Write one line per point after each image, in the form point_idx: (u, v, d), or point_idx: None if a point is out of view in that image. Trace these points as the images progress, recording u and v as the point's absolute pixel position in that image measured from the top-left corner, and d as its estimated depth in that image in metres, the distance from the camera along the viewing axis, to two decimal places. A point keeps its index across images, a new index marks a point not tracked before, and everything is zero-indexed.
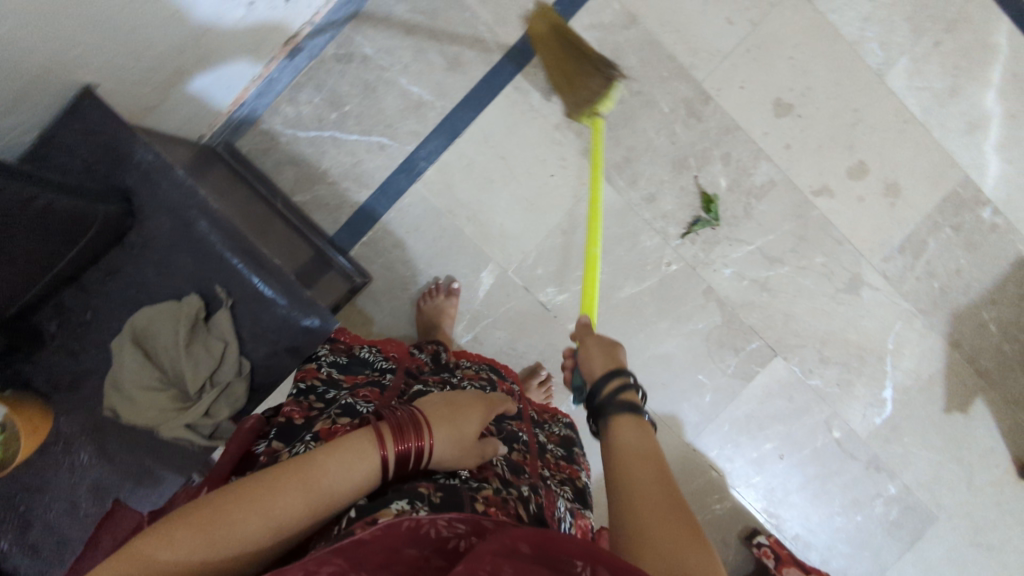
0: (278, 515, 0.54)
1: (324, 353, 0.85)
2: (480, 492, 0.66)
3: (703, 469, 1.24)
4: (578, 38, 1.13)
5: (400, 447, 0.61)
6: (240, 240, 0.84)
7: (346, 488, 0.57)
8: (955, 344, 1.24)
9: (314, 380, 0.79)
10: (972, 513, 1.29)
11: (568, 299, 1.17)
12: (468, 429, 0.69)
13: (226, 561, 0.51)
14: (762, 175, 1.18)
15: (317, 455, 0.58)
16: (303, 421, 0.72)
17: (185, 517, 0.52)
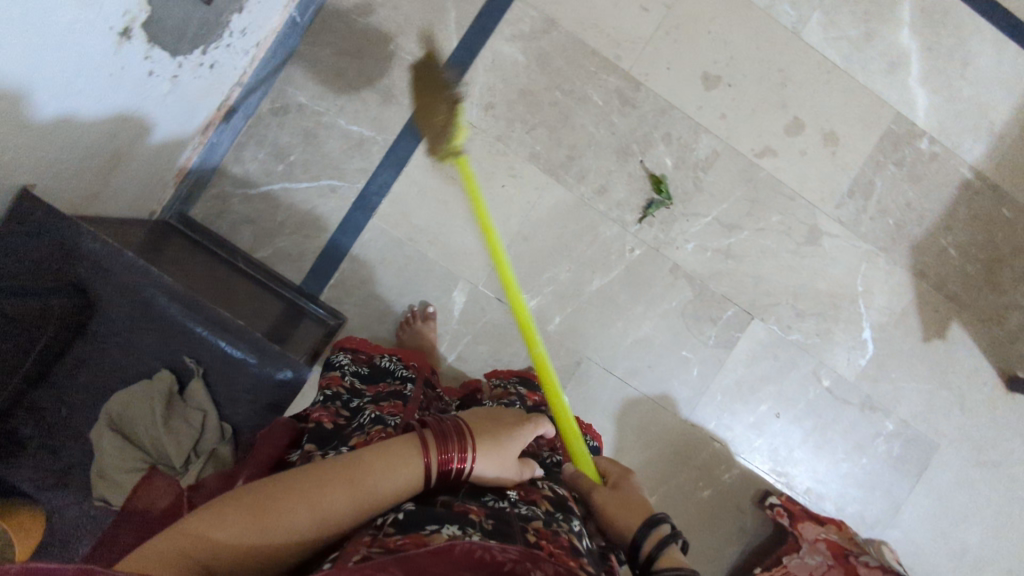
0: (324, 508, 0.57)
1: (347, 364, 0.97)
2: (531, 522, 0.65)
3: (706, 442, 1.26)
4: (503, 49, 1.15)
5: (443, 457, 0.64)
6: (201, 309, 0.85)
7: (389, 492, 0.61)
8: (921, 274, 1.27)
9: (340, 389, 0.91)
10: (970, 433, 1.32)
11: (541, 303, 1.20)
12: (509, 446, 0.72)
13: (272, 547, 0.54)
14: (705, 148, 1.21)
15: (367, 457, 0.62)
16: (331, 426, 0.82)
17: (239, 502, 0.55)
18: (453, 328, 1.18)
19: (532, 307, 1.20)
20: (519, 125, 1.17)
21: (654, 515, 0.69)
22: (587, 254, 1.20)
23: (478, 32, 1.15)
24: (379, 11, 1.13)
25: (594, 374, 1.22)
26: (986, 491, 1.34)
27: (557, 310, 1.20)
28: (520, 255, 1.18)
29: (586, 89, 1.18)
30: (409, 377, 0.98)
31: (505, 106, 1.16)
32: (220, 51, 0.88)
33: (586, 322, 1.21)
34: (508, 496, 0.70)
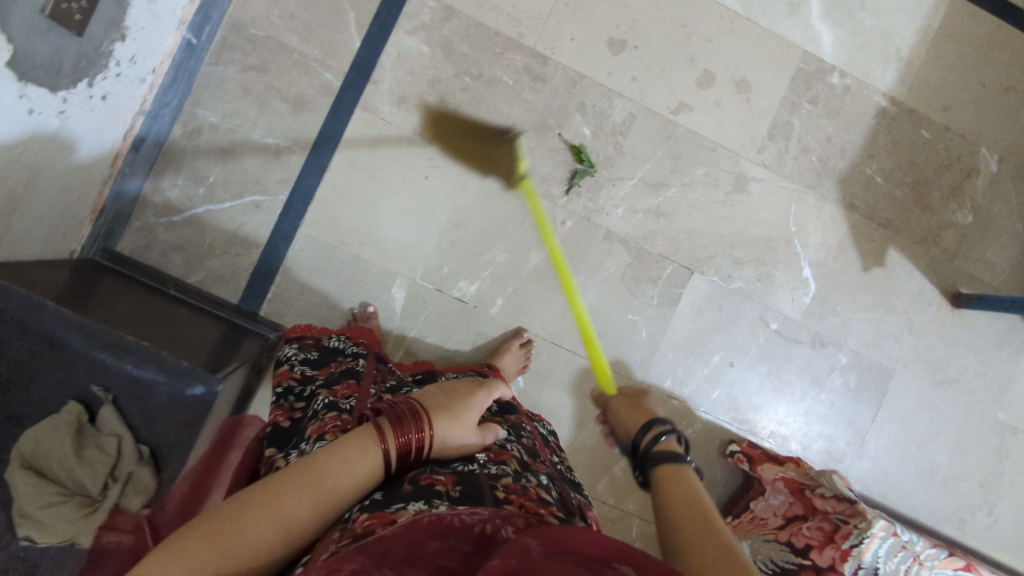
0: (287, 518, 0.56)
1: (295, 352, 1.01)
2: (496, 484, 0.70)
3: (664, 400, 1.27)
4: (406, 42, 1.16)
5: (401, 440, 0.65)
6: (99, 333, 0.72)
7: (348, 488, 0.61)
8: (851, 206, 1.30)
9: (292, 382, 0.95)
10: (924, 354, 1.34)
11: (480, 288, 1.21)
12: (465, 420, 0.74)
13: (238, 567, 0.53)
14: (620, 112, 1.22)
15: (321, 457, 0.62)
16: (288, 422, 0.86)
17: (192, 532, 0.53)
18: (398, 324, 1.20)
19: (472, 292, 1.21)
20: (434, 115, 1.18)
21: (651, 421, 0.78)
22: (519, 233, 1.21)
23: (379, 29, 1.16)
24: (277, 22, 1.13)
25: (544, 349, 1.23)
26: (947, 409, 1.36)
27: (498, 291, 1.21)
28: (453, 243, 1.20)
29: (495, 70, 1.18)
30: (360, 354, 1.01)
31: (417, 99, 1.17)
32: (109, 81, 0.88)
33: (528, 300, 1.22)
34: (472, 461, 0.74)
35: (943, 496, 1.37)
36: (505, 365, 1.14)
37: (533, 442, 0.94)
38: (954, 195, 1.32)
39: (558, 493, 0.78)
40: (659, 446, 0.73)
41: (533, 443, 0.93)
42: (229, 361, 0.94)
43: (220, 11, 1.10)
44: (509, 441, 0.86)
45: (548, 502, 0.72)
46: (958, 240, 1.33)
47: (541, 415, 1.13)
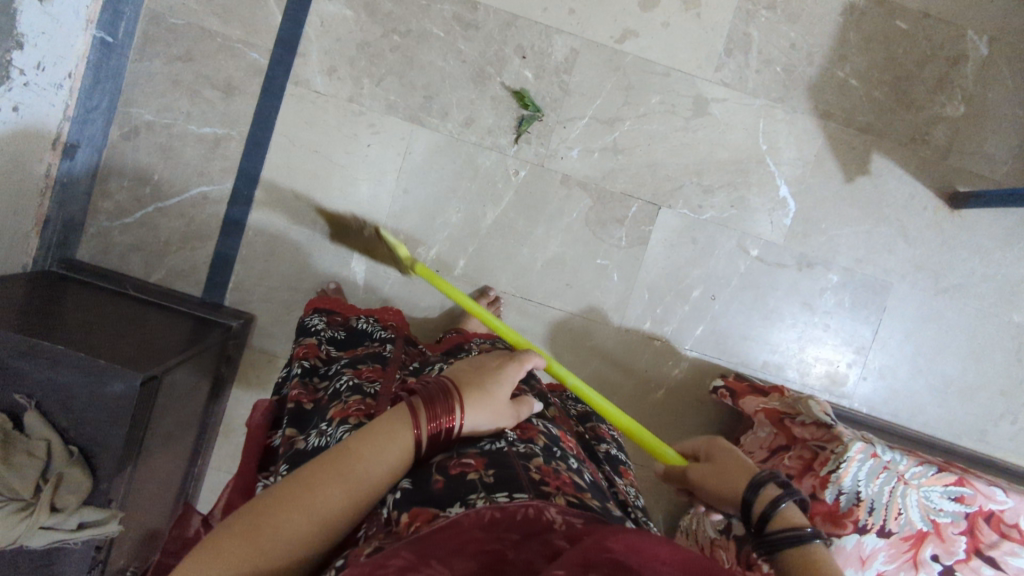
0: (321, 511, 0.51)
1: (324, 329, 1.00)
2: (532, 461, 0.63)
3: (645, 342, 1.23)
4: (328, 9, 1.12)
5: (433, 426, 0.59)
6: (20, 343, 0.75)
7: (381, 477, 0.56)
8: (826, 114, 1.21)
9: (317, 359, 0.93)
10: (925, 262, 1.25)
11: (441, 252, 1.18)
12: (499, 394, 0.66)
13: (275, 567, 0.49)
14: (562, 49, 1.16)
15: (351, 442, 0.56)
16: (311, 403, 0.83)
17: (224, 534, 0.49)
18: (362, 297, 1.18)
19: (432, 258, 1.19)
20: (368, 79, 1.14)
21: (756, 475, 0.61)
22: (473, 189, 1.17)
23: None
24: (195, 7, 1.10)
25: (514, 304, 1.20)
26: (957, 318, 1.26)
27: (459, 252, 1.18)
28: (406, 209, 1.17)
29: (423, 24, 1.14)
30: (387, 338, 0.99)
31: (349, 66, 1.14)
32: (18, 91, 0.90)
33: (490, 256, 1.19)
34: (504, 437, 0.66)
35: (963, 410, 1.28)
36: (473, 325, 1.12)
37: (560, 413, 0.89)
38: (940, 85, 1.21)
39: (593, 474, 0.71)
40: (776, 521, 0.57)
41: (561, 415, 0.88)
42: (190, 357, 0.94)
43: (136, 5, 1.08)
44: (538, 418, 0.77)
45: (583, 489, 0.63)
46: (950, 136, 1.23)
47: (565, 384, 1.08)
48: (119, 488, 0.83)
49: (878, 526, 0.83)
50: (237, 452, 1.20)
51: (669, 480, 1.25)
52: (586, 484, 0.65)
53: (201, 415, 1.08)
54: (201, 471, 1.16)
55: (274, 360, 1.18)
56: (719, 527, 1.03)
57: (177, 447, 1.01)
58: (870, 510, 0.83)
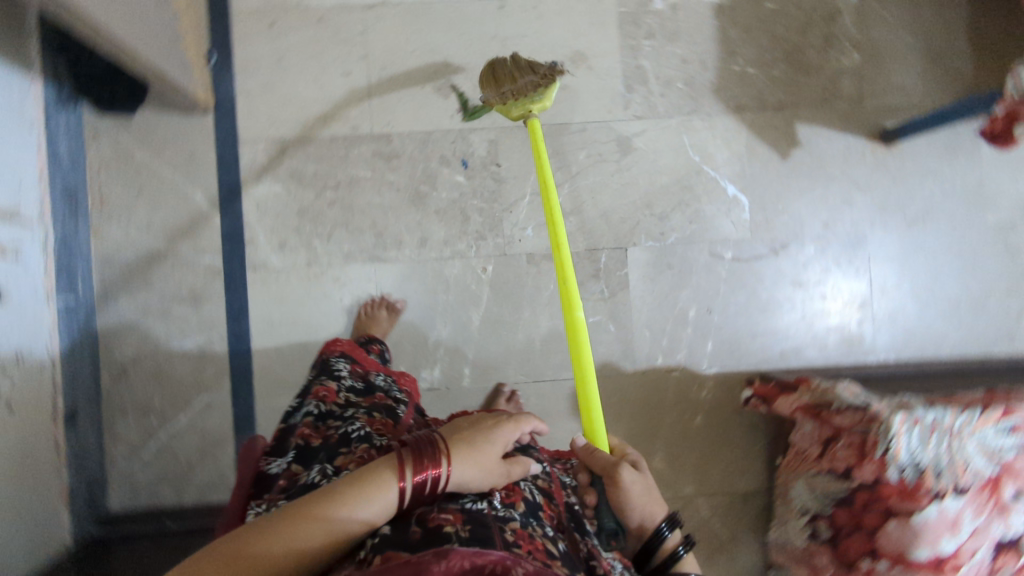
0: (302, 544, 0.56)
1: (344, 375, 0.93)
2: (507, 525, 0.63)
3: (664, 376, 1.23)
4: (259, 192, 1.17)
5: (417, 479, 0.60)
6: None
7: (361, 522, 0.58)
8: (740, 107, 1.26)
9: (334, 403, 0.86)
10: (885, 201, 1.28)
11: (444, 369, 1.20)
12: (487, 448, 0.67)
13: None
14: (481, 144, 1.21)
15: (342, 485, 0.60)
16: (319, 441, 0.78)
17: (214, 550, 0.54)
18: None
19: (437, 378, 1.20)
20: (317, 239, 1.18)
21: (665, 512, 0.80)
22: (451, 300, 1.20)
23: (229, 193, 1.17)
24: (139, 238, 1.15)
25: (530, 390, 1.21)
26: (939, 241, 1.29)
27: (461, 361, 1.20)
28: (397, 343, 1.19)
29: (349, 172, 1.19)
30: (400, 399, 0.92)
31: (295, 235, 1.18)
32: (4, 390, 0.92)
33: (491, 354, 1.21)
34: (489, 496, 0.66)
35: (982, 321, 1.29)
36: None
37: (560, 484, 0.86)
38: (829, 43, 1.28)
39: (570, 546, 0.70)
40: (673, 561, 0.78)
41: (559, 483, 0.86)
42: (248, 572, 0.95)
43: (86, 258, 1.13)
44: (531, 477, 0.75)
45: (557, 559, 0.63)
46: (857, 83, 1.28)
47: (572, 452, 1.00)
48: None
49: (951, 487, 0.83)
50: None
51: (742, 498, 1.22)
52: (561, 556, 0.64)
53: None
54: None
55: None
56: (807, 534, 1.01)
57: None
58: (936, 475, 0.83)
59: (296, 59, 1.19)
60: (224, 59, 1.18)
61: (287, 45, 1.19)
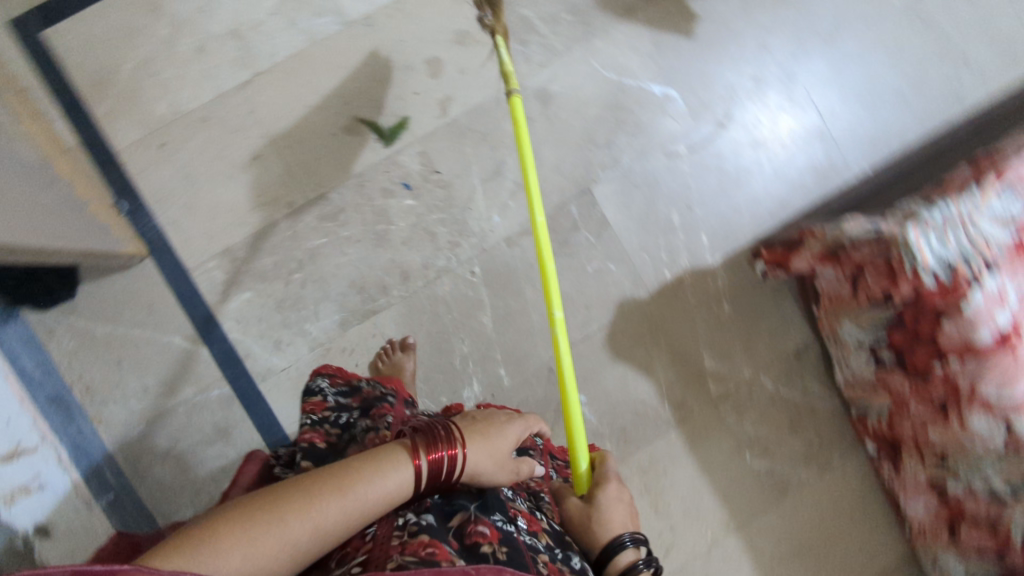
0: (323, 518, 0.56)
1: (325, 386, 0.88)
2: (537, 557, 0.66)
3: (678, 284, 1.23)
4: (230, 306, 1.14)
5: (434, 459, 0.63)
6: None
7: (379, 499, 0.60)
8: (628, 12, 1.27)
9: (326, 411, 0.82)
10: (795, 31, 1.29)
11: (482, 382, 1.16)
12: (501, 444, 0.71)
13: (276, 560, 0.53)
14: (412, 159, 1.18)
15: (356, 465, 0.61)
16: (326, 449, 0.76)
17: (230, 516, 0.54)
18: None
19: (480, 392, 1.16)
20: (308, 321, 1.14)
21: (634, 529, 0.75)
22: (456, 316, 1.17)
23: (205, 321, 1.13)
24: (142, 405, 1.11)
25: None
26: (858, 42, 1.30)
27: (494, 367, 1.17)
28: (427, 380, 1.15)
29: (304, 246, 1.15)
30: (389, 393, 0.89)
31: (285, 329, 1.14)
32: None
33: (517, 345, 1.17)
34: (518, 520, 0.69)
35: (931, 95, 1.30)
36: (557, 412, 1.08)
37: None
38: None
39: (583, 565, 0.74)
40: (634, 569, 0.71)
41: None
42: None
43: (104, 452, 1.07)
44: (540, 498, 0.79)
45: None
46: None
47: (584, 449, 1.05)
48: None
49: (982, 268, 0.90)
50: None
51: (799, 359, 1.23)
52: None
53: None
54: None
55: None
56: (871, 363, 1.07)
57: None
58: (966, 263, 0.90)
59: (203, 166, 1.14)
60: (135, 200, 1.13)
61: (188, 158, 1.14)
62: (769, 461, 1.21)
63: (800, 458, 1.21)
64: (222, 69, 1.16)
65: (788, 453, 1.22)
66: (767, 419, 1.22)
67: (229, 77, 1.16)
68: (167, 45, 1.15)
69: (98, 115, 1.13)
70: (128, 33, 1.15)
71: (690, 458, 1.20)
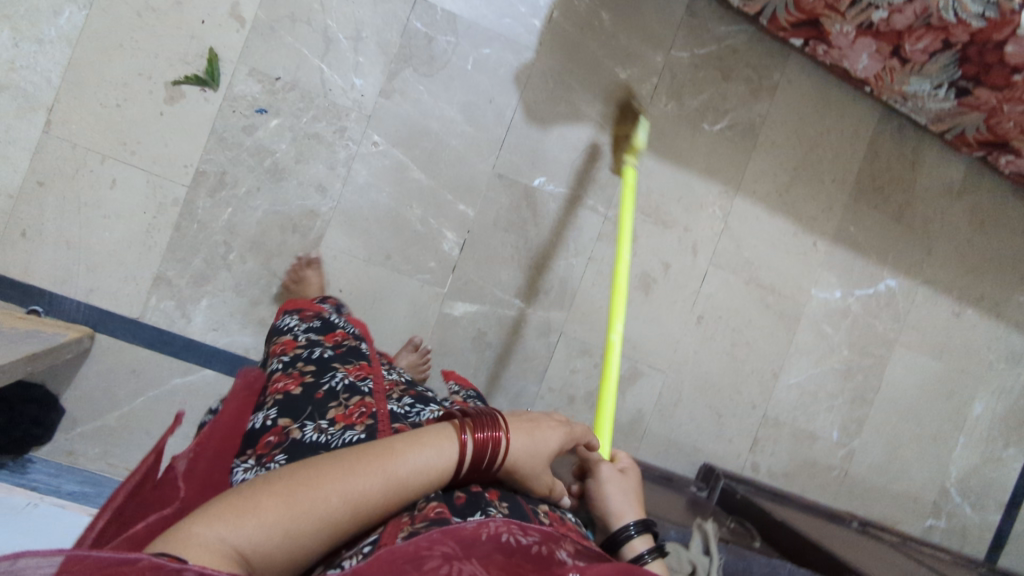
0: (361, 492, 0.47)
1: (298, 326, 0.86)
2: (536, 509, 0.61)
3: (555, 25, 1.17)
4: (201, 320, 1.12)
5: (480, 441, 0.56)
6: None
7: (418, 483, 0.51)
8: None
9: (297, 349, 0.79)
10: None
11: (453, 228, 1.18)
12: (546, 442, 0.63)
13: (307, 536, 0.44)
14: (248, 82, 1.10)
15: (392, 439, 0.53)
16: (300, 391, 0.69)
17: (268, 487, 0.45)
18: (491, 306, 1.20)
19: (456, 235, 1.18)
20: (275, 284, 1.13)
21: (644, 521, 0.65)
22: (390, 190, 1.15)
23: (190, 348, 1.12)
24: None
25: (508, 157, 1.18)
26: None
27: (452, 208, 1.18)
28: (408, 257, 1.17)
29: (219, 226, 1.11)
30: (360, 338, 0.85)
31: (262, 305, 1.13)
32: None
33: (458, 177, 1.17)
34: None
35: None
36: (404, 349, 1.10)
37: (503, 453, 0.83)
38: None
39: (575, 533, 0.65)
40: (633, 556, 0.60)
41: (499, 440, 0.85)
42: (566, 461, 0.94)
43: None
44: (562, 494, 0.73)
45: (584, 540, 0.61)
46: None
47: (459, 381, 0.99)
48: (734, 549, 0.83)
49: None
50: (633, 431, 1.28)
51: (694, 17, 1.21)
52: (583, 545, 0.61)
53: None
54: (645, 453, 1.28)
55: (550, 389, 1.24)
56: None
57: None
58: None
59: (75, 225, 1.08)
60: (43, 296, 1.07)
61: (56, 227, 1.07)
62: (725, 118, 1.24)
63: (748, 96, 1.24)
64: (15, 127, 1.05)
65: (736, 99, 1.24)
66: (702, 84, 1.23)
67: (29, 131, 1.05)
68: None
69: None
70: None
71: (659, 164, 1.23)
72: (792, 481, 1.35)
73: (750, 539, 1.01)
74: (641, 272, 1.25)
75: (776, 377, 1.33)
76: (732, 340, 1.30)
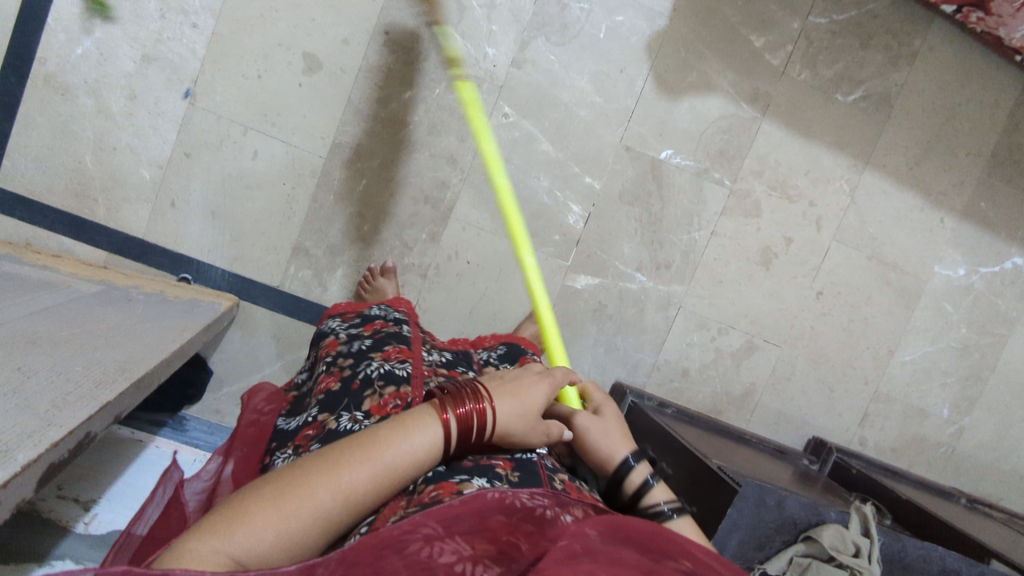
0: (350, 485, 0.49)
1: (337, 325, 0.90)
2: (555, 475, 0.63)
3: None
4: (335, 288, 1.15)
5: (462, 413, 0.57)
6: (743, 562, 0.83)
7: (408, 465, 0.52)
8: None
9: (339, 347, 0.84)
10: None
11: (579, 201, 1.18)
12: (534, 401, 0.63)
13: (301, 535, 0.46)
14: (384, 53, 1.10)
15: (379, 427, 0.54)
16: (338, 384, 0.75)
17: (259, 491, 0.47)
18: (614, 280, 1.21)
19: (582, 208, 1.18)
20: (406, 255, 1.16)
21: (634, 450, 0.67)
22: (519, 161, 1.15)
23: None
24: None
25: (637, 128, 1.17)
26: None
27: (579, 180, 1.17)
28: (533, 228, 1.18)
29: (354, 197, 1.13)
30: (402, 322, 0.90)
31: None
32: None
33: (586, 148, 1.16)
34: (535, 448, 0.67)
35: None
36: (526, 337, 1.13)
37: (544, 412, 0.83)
38: None
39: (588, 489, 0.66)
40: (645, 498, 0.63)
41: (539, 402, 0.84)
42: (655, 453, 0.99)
43: None
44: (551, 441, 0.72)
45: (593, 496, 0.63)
46: None
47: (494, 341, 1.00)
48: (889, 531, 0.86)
49: None
50: (745, 404, 1.29)
51: None
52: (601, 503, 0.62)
53: (728, 441, 1.18)
54: (756, 425, 1.30)
55: (665, 361, 1.25)
56: None
57: (729, 454, 1.09)
58: None
59: (219, 195, 1.11)
60: (191, 265, 1.12)
61: (202, 197, 1.11)
62: (861, 88, 1.20)
63: (886, 64, 1.19)
64: (164, 99, 1.08)
65: (873, 68, 1.19)
66: (839, 52, 1.18)
67: (176, 103, 1.08)
68: (103, 114, 1.07)
69: (105, 219, 1.10)
70: (62, 128, 1.07)
71: (788, 136, 1.20)
72: (899, 456, 1.35)
73: (883, 516, 1.01)
74: (764, 247, 1.23)
75: (891, 353, 1.31)
76: (850, 316, 1.28)
